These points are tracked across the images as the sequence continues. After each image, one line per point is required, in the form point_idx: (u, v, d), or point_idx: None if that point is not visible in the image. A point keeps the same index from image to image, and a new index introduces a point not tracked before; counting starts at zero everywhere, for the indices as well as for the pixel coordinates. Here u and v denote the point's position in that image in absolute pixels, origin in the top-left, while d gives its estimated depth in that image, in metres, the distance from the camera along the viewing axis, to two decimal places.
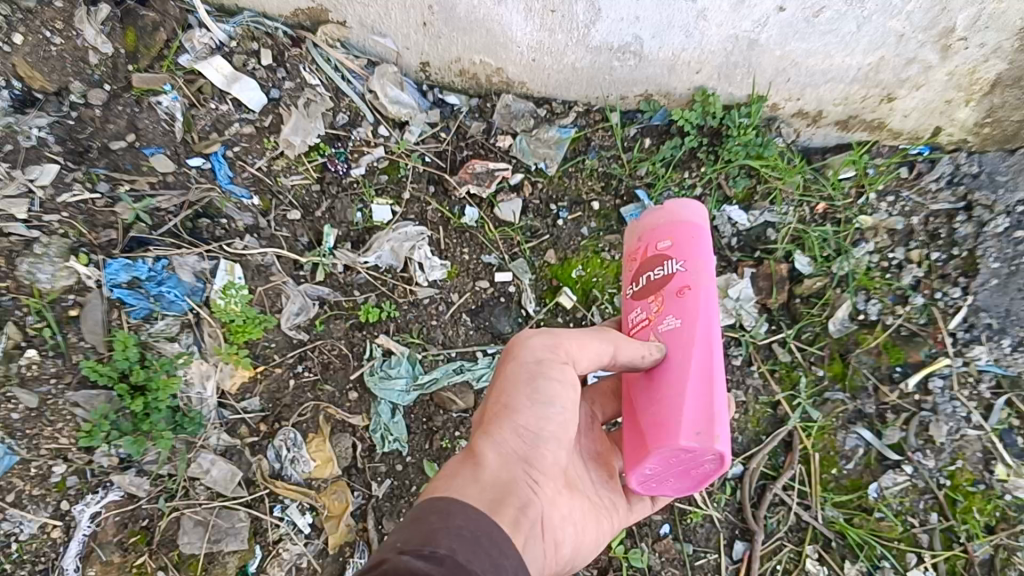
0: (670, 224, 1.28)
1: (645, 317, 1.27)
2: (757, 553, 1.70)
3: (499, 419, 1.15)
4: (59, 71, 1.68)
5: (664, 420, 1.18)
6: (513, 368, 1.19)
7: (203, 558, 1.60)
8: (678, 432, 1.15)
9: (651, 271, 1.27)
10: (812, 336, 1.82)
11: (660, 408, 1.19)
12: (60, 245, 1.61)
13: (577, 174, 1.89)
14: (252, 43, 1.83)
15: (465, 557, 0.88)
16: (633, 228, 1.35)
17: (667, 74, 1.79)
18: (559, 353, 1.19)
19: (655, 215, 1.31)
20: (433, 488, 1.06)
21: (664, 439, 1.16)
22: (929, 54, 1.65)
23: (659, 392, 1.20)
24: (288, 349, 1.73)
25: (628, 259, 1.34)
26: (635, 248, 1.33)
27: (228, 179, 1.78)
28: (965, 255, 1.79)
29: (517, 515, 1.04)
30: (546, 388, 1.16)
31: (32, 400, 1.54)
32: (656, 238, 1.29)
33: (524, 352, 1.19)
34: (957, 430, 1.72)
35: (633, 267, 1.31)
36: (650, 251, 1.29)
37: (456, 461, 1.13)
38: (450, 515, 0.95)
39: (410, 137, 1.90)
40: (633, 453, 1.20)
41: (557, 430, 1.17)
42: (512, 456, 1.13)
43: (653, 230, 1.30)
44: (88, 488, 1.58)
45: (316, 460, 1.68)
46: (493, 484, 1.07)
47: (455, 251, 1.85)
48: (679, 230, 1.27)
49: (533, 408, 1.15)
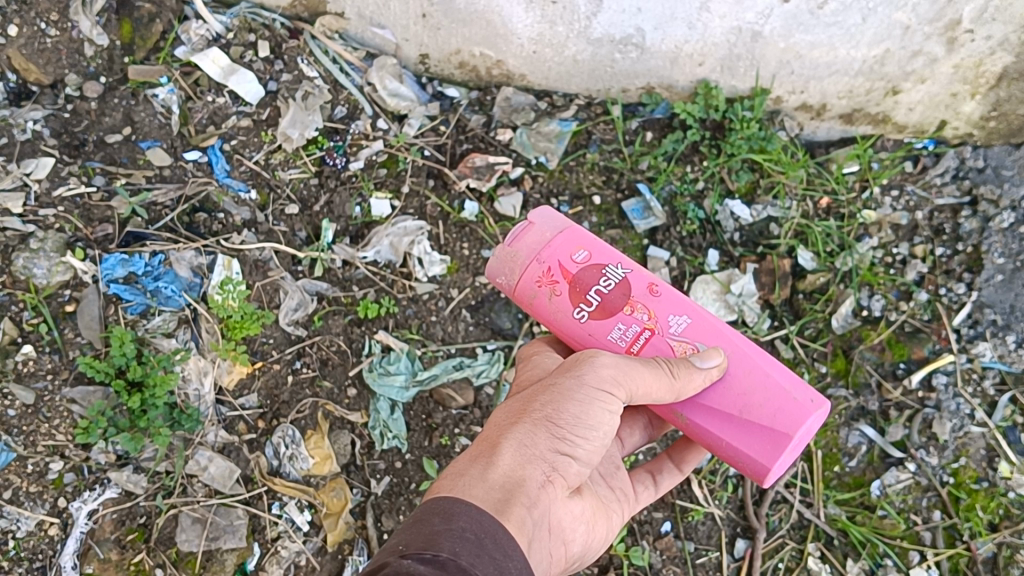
0: (564, 236, 1.25)
1: (640, 330, 1.22)
2: (759, 550, 1.69)
3: (536, 426, 1.08)
4: (54, 63, 1.71)
5: (778, 402, 1.19)
6: (569, 384, 1.11)
7: (201, 556, 1.59)
8: (798, 403, 1.18)
9: (596, 286, 1.23)
10: (814, 332, 1.79)
11: (759, 397, 1.20)
12: (56, 240, 1.65)
13: (579, 168, 1.82)
14: (249, 34, 1.81)
15: (467, 561, 0.85)
16: (511, 257, 1.25)
17: (669, 67, 1.79)
18: (618, 385, 1.11)
19: (540, 233, 1.25)
20: (441, 485, 1.01)
21: (792, 415, 1.18)
22: (935, 46, 1.69)
23: (742, 386, 1.21)
24: (287, 345, 1.70)
25: (535, 289, 1.24)
26: (540, 275, 1.23)
27: (225, 172, 1.76)
28: (970, 250, 1.77)
29: (525, 520, 0.98)
30: (596, 412, 1.09)
31: (28, 396, 1.59)
32: (562, 253, 1.23)
33: (588, 373, 1.11)
34: (961, 427, 1.71)
35: (558, 291, 1.23)
36: (572, 268, 1.23)
37: (471, 453, 1.07)
38: (454, 516, 0.92)
39: (409, 130, 1.83)
40: (770, 448, 1.19)
41: (590, 454, 1.11)
42: (534, 457, 1.06)
43: (553, 246, 1.24)
44: (85, 485, 1.60)
45: (315, 457, 1.66)
46: (503, 483, 1.01)
47: (455, 246, 1.77)
48: (577, 237, 1.25)
49: (576, 429, 1.08)
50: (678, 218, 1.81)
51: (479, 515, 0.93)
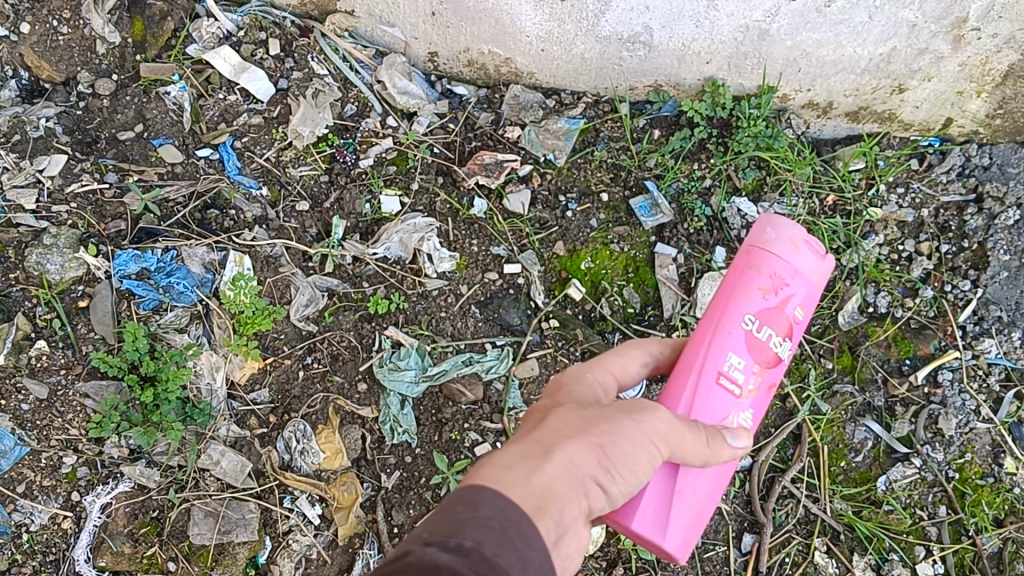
0: (812, 292, 1.23)
1: (737, 382, 1.18)
2: (765, 545, 1.70)
3: (589, 450, 0.98)
4: (67, 61, 1.76)
5: (687, 518, 1.15)
6: (626, 422, 1.03)
7: (214, 549, 1.63)
8: (688, 538, 1.15)
9: (773, 332, 1.20)
10: (821, 328, 1.79)
11: (689, 505, 1.15)
12: (69, 237, 1.68)
13: (587, 165, 1.83)
14: (260, 32, 1.84)
15: (491, 551, 0.80)
16: (790, 245, 1.21)
17: (676, 65, 1.77)
18: (663, 442, 1.05)
19: (818, 269, 1.22)
20: (481, 474, 0.92)
21: (681, 536, 1.14)
22: (942, 45, 1.65)
23: (698, 488, 1.16)
24: (297, 341, 1.72)
25: (762, 274, 1.20)
26: (774, 278, 1.20)
27: (236, 169, 1.77)
28: (975, 247, 1.79)
29: (555, 538, 0.90)
30: (642, 458, 1.02)
31: (41, 391, 1.62)
32: (797, 297, 1.21)
33: (647, 418, 1.04)
34: (966, 423, 1.74)
35: (767, 299, 1.19)
36: (785, 308, 1.20)
37: (519, 450, 0.97)
38: (479, 504, 0.86)
39: (419, 128, 1.84)
40: (653, 521, 1.11)
41: (618, 496, 1.03)
42: (579, 481, 0.96)
43: (804, 286, 1.22)
44: (98, 480, 1.63)
45: (326, 451, 1.67)
46: (546, 492, 0.92)
47: (464, 243, 1.79)
48: (808, 303, 1.24)
49: (620, 469, 1.00)
50: (685, 216, 1.81)
51: (510, 510, 0.87)
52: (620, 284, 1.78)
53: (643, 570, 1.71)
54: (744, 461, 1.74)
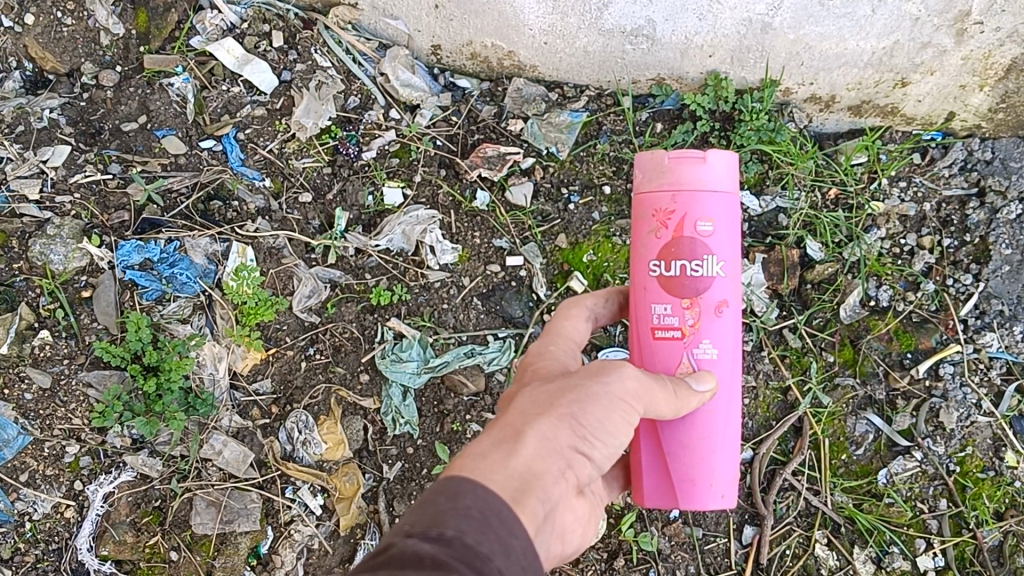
0: (714, 197, 1.18)
1: (677, 325, 1.20)
2: (765, 537, 1.72)
3: (562, 423, 1.01)
4: (71, 52, 1.77)
5: (697, 473, 1.22)
6: (596, 389, 1.05)
7: (215, 539, 1.64)
8: (711, 488, 1.23)
9: (686, 262, 1.18)
10: (822, 322, 1.80)
11: (695, 459, 1.22)
12: (72, 227, 1.69)
13: (589, 159, 1.83)
14: (263, 25, 1.83)
15: (473, 539, 0.82)
16: (661, 169, 1.18)
17: (679, 58, 1.77)
18: (635, 399, 1.08)
19: (703, 175, 1.17)
20: (458, 464, 0.94)
21: (702, 493, 1.23)
22: (944, 38, 1.66)
23: (697, 439, 1.22)
24: (300, 332, 1.72)
25: (648, 214, 1.20)
26: (662, 209, 1.19)
27: (239, 161, 1.77)
28: (977, 242, 1.79)
29: (541, 515, 0.93)
30: (616, 422, 1.05)
31: (45, 380, 1.64)
32: (695, 211, 1.17)
33: (614, 382, 1.07)
34: (968, 417, 1.74)
35: (661, 236, 1.19)
36: (686, 229, 1.17)
37: (494, 436, 1.00)
38: (459, 495, 0.87)
39: (421, 120, 1.83)
40: (660, 492, 1.24)
41: (603, 461, 1.06)
42: (557, 453, 0.99)
43: (696, 197, 1.17)
44: (101, 469, 1.65)
45: (327, 442, 1.68)
46: (525, 472, 0.95)
47: (466, 235, 1.79)
48: (720, 208, 1.18)
49: (596, 435, 1.03)
50: None
51: (492, 497, 0.88)
52: (622, 277, 1.76)
53: (643, 560, 1.73)
54: (745, 453, 1.76)
